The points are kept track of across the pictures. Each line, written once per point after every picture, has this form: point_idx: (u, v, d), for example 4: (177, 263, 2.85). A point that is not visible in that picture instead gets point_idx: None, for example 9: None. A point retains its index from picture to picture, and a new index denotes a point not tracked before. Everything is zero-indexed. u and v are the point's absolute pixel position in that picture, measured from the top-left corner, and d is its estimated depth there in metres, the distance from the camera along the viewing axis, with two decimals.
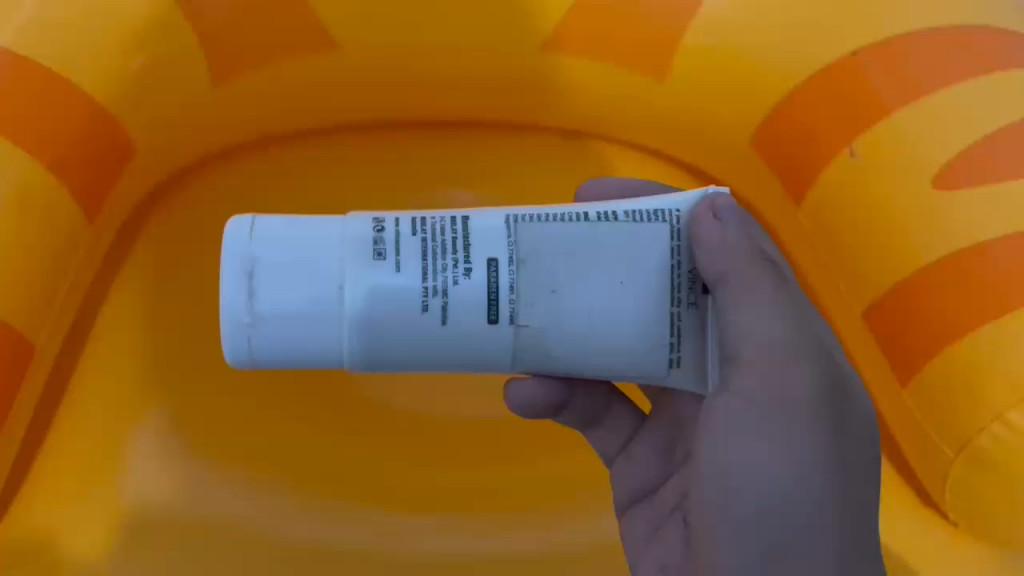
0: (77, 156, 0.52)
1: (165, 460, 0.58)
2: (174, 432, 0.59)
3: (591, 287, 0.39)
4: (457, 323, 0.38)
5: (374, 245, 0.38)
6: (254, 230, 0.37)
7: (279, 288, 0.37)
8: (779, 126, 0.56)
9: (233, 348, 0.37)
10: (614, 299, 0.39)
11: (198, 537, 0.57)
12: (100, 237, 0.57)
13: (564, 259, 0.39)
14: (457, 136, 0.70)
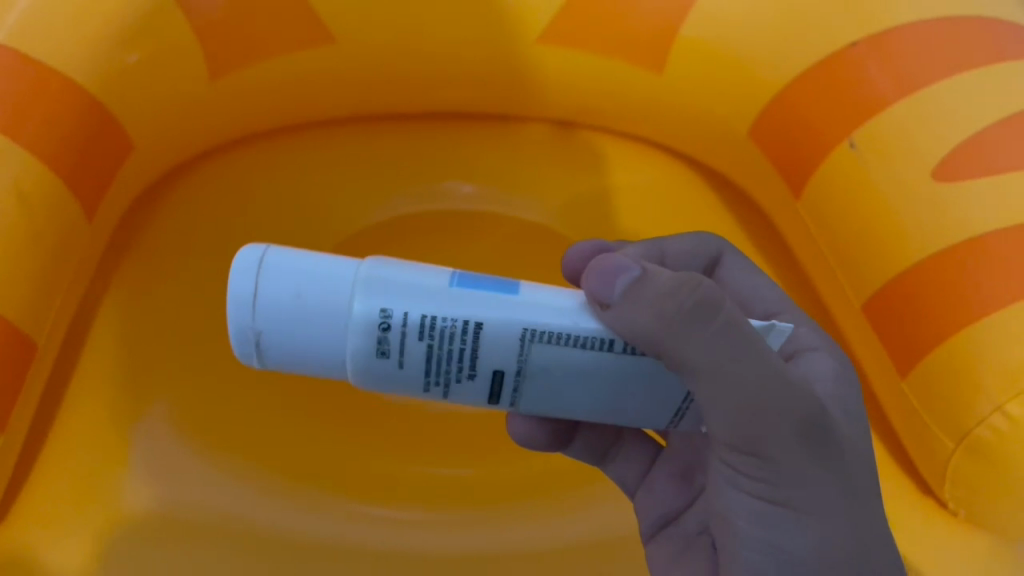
0: (76, 151, 0.52)
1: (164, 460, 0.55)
2: (172, 428, 0.56)
3: (597, 391, 0.37)
4: (458, 397, 0.37)
5: (379, 343, 0.35)
6: (260, 285, 0.34)
7: (288, 354, 0.35)
8: (778, 118, 0.57)
9: (243, 349, 0.35)
10: (620, 399, 0.37)
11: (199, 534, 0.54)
12: (99, 230, 0.56)
13: (572, 377, 0.36)
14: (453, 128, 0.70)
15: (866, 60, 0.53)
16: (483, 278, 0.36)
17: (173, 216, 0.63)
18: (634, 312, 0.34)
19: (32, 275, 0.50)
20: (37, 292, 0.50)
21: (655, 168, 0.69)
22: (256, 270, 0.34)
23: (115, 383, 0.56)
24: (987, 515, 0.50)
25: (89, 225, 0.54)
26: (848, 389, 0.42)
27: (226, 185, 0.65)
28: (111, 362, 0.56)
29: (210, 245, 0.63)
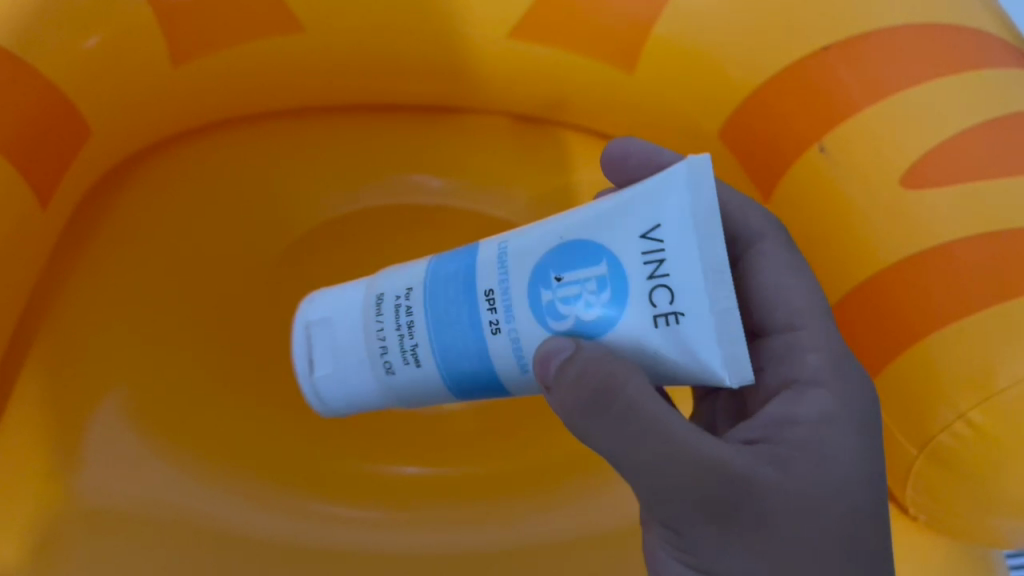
0: (31, 139, 0.50)
1: (117, 452, 0.54)
2: (127, 421, 0.55)
3: None
4: None
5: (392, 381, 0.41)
6: (312, 371, 0.44)
7: None
8: (748, 119, 0.57)
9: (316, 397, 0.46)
10: None
11: (154, 529, 0.53)
12: (53, 219, 0.54)
13: None
14: (421, 121, 0.69)
15: (837, 65, 0.53)
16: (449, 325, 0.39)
17: (132, 202, 0.61)
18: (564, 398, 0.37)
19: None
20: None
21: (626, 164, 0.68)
22: (307, 362, 0.44)
23: (67, 376, 0.54)
24: (942, 518, 0.51)
25: (43, 214, 0.52)
26: (837, 433, 0.42)
27: (188, 172, 0.63)
28: (64, 353, 0.54)
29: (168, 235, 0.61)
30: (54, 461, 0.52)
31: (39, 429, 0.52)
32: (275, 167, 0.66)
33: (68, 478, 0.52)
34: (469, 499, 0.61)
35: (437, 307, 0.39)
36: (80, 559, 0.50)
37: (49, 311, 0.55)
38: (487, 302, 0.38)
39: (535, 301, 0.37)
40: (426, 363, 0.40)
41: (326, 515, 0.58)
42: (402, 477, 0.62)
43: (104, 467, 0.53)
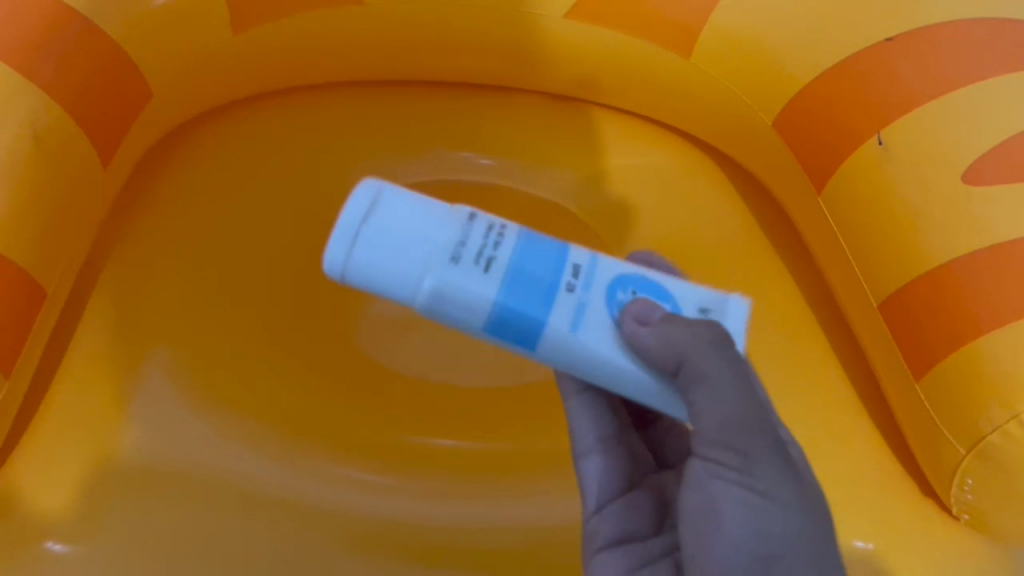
0: (96, 100, 0.51)
1: (166, 412, 0.55)
2: (174, 380, 0.56)
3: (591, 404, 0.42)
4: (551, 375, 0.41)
5: (471, 256, 0.35)
6: (375, 210, 0.35)
7: (382, 255, 0.35)
8: (803, 112, 0.56)
9: (332, 262, 0.35)
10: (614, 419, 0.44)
11: (200, 489, 0.54)
12: (116, 175, 0.55)
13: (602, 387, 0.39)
14: (474, 96, 0.70)
15: (900, 58, 0.53)
16: (535, 248, 0.36)
17: (190, 166, 0.62)
18: (653, 342, 0.35)
19: (46, 216, 0.48)
20: (52, 234, 0.49)
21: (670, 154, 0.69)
22: (360, 224, 0.35)
23: (124, 329, 0.55)
24: (989, 520, 0.50)
25: (105, 173, 0.53)
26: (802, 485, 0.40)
27: (243, 139, 0.65)
28: (122, 307, 0.55)
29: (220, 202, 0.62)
30: (109, 411, 0.53)
31: (95, 380, 0.53)
32: (328, 138, 0.68)
33: (119, 428, 0.53)
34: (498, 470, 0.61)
35: (530, 243, 0.37)
36: (127, 512, 0.51)
37: (108, 266, 0.56)
38: (572, 272, 0.36)
39: (609, 298, 0.37)
40: (494, 272, 0.35)
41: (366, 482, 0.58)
42: (434, 444, 0.62)
43: (156, 420, 0.54)
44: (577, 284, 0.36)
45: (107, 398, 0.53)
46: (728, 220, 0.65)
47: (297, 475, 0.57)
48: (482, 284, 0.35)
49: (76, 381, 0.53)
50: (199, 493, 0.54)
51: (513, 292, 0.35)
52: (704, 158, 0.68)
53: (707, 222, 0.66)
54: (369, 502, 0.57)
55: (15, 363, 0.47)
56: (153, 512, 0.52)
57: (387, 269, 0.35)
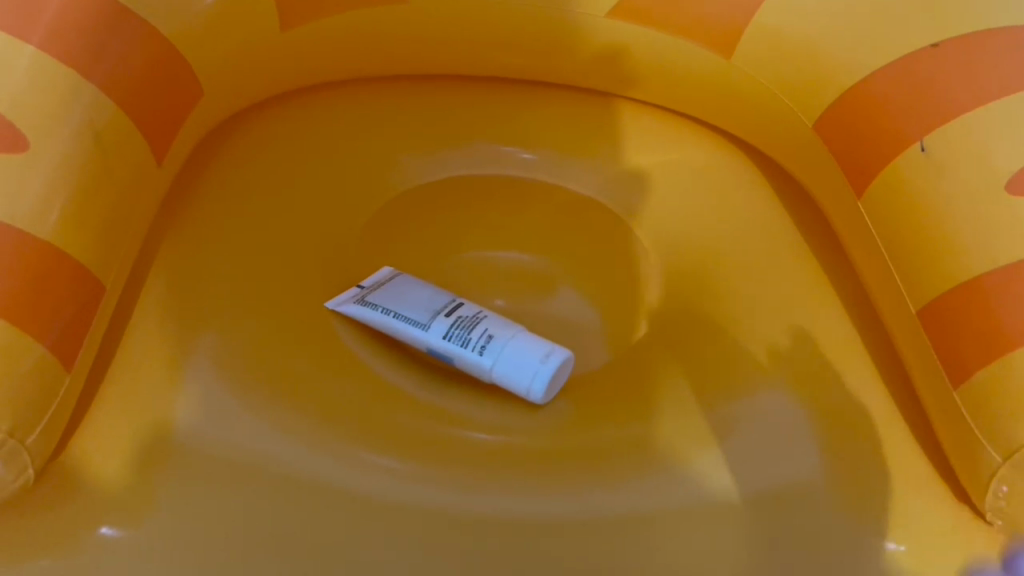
0: (151, 97, 0.52)
1: (213, 387, 0.53)
2: (222, 359, 0.54)
3: (516, 359, 0.56)
4: (481, 360, 0.57)
5: (403, 304, 0.60)
6: (354, 298, 0.61)
7: (385, 298, 0.61)
8: (845, 114, 0.57)
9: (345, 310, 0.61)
10: (526, 360, 0.56)
11: (241, 488, 0.51)
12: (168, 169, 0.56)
13: (512, 341, 0.57)
14: (515, 94, 0.74)
15: (947, 62, 0.52)
16: (442, 296, 0.62)
17: (235, 156, 0.63)
18: (467, 308, 0.60)
19: (108, 207, 0.50)
20: (112, 229, 0.50)
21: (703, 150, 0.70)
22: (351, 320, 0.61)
23: (176, 314, 0.54)
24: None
25: (159, 169, 0.54)
26: None
27: (288, 131, 0.66)
28: (176, 293, 0.55)
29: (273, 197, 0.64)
30: (161, 396, 0.52)
31: (150, 364, 0.52)
32: (368, 132, 0.69)
33: (171, 402, 0.52)
34: (543, 493, 0.53)
35: (437, 293, 0.62)
36: (175, 499, 0.50)
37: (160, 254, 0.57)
38: (452, 306, 0.61)
39: (469, 312, 0.60)
40: (433, 317, 0.59)
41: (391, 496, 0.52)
42: (474, 432, 0.56)
43: (205, 406, 0.52)
44: (448, 315, 0.59)
45: (160, 384, 0.52)
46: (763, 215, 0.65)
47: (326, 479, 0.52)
48: (418, 317, 0.59)
49: (131, 364, 0.52)
50: (240, 489, 0.51)
51: (437, 323, 0.59)
52: (741, 153, 0.69)
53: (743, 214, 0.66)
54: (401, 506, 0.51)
55: (76, 356, 0.47)
56: (199, 509, 0.50)
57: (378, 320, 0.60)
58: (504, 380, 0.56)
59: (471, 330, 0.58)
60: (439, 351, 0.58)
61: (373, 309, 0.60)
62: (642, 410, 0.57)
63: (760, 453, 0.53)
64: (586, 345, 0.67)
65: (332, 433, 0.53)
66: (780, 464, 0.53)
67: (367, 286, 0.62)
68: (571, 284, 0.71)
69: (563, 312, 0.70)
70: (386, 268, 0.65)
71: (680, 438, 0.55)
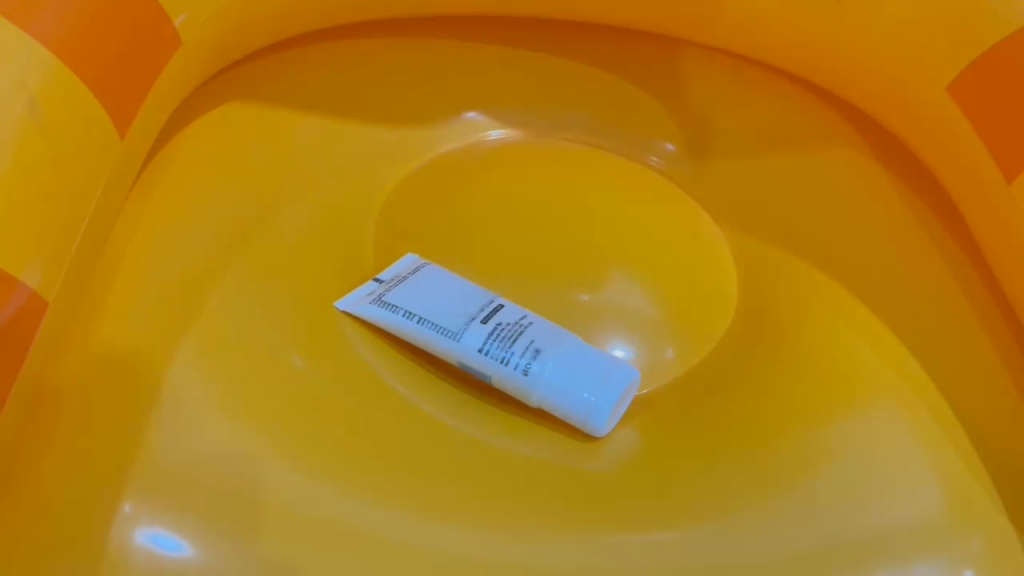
0: (110, 51, 0.44)
1: (214, 391, 0.45)
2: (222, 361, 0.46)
3: (570, 384, 0.46)
4: (526, 383, 0.46)
5: (430, 305, 0.50)
6: (370, 297, 0.51)
7: (406, 298, 0.50)
8: (996, 81, 0.48)
9: (358, 308, 0.51)
10: (582, 385, 0.46)
11: (243, 512, 0.42)
12: (139, 146, 0.48)
13: (567, 361, 0.46)
14: (589, 43, 0.65)
15: None
16: (479, 293, 0.51)
17: (228, 133, 0.55)
18: (509, 312, 0.49)
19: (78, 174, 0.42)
20: (68, 218, 0.42)
21: (778, 116, 0.62)
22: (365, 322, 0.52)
23: (167, 313, 0.46)
24: None
25: (122, 143, 0.45)
26: None
27: (294, 105, 0.59)
28: (158, 293, 0.46)
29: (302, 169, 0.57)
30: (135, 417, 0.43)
31: (122, 380, 0.43)
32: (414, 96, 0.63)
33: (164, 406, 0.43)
34: (611, 532, 0.44)
35: (472, 289, 0.51)
36: (160, 521, 0.40)
37: (135, 247, 0.47)
38: (491, 307, 0.50)
39: (512, 318, 0.49)
40: (468, 323, 0.48)
41: (428, 530, 0.43)
42: (524, 453, 0.48)
43: (195, 427, 0.44)
44: (488, 321, 0.49)
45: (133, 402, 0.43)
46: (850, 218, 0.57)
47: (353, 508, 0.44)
48: (450, 322, 0.49)
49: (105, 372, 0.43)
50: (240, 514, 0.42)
51: (473, 330, 0.48)
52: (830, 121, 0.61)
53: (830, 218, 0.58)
54: (440, 544, 0.43)
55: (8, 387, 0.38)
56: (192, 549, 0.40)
57: (399, 324, 0.50)
58: (554, 405, 0.46)
59: (517, 342, 0.47)
60: (473, 367, 0.48)
61: (393, 311, 0.50)
62: (718, 434, 0.49)
63: (861, 494, 0.45)
64: (649, 341, 0.55)
65: (357, 456, 0.46)
66: (880, 506, 0.45)
67: (387, 280, 0.52)
68: (633, 266, 0.58)
69: (620, 297, 0.56)
70: (409, 255, 0.54)
71: (766, 467, 0.47)
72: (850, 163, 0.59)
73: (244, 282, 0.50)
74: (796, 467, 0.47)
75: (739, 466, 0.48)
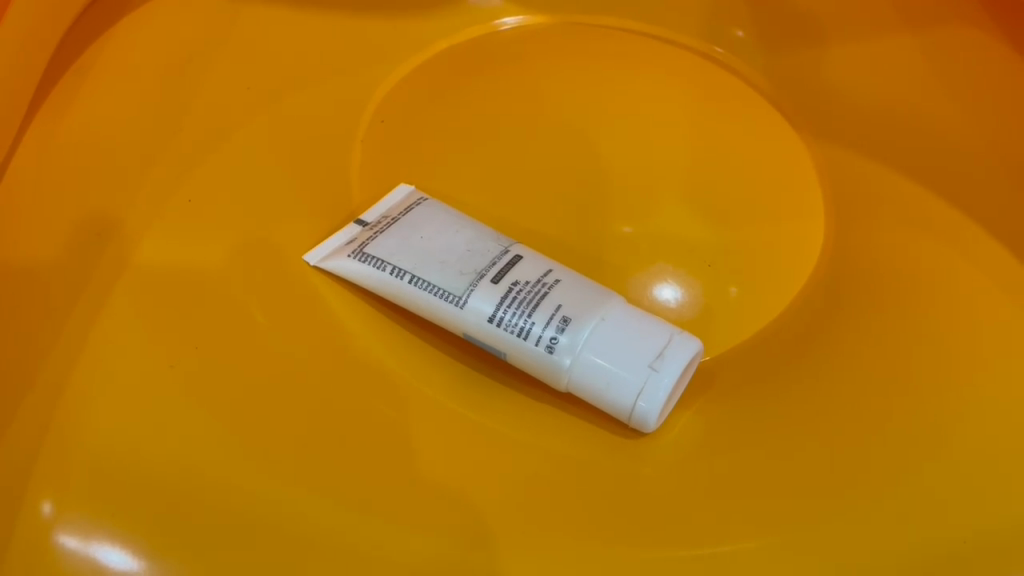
0: None
1: (153, 374, 0.36)
2: (165, 336, 0.37)
3: (610, 368, 0.35)
4: (555, 366, 0.36)
5: (427, 260, 0.39)
6: (350, 247, 0.40)
7: (396, 249, 0.39)
8: None
9: (336, 262, 0.40)
10: (628, 370, 0.35)
11: (186, 521, 0.33)
12: (22, 74, 0.41)
13: (608, 338, 0.35)
14: None
15: None
16: (490, 242, 0.39)
17: (177, 39, 0.45)
18: (530, 268, 0.38)
19: None
20: None
21: None
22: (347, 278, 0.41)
23: (93, 276, 0.38)
24: None
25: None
26: None
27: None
28: (69, 243, 0.38)
29: (279, 83, 0.46)
30: (45, 403, 0.35)
31: (27, 356, 0.35)
32: None
33: (89, 395, 0.35)
34: (655, 551, 0.34)
35: (482, 237, 0.40)
36: (84, 536, 0.32)
37: (47, 188, 0.39)
38: (506, 260, 0.38)
39: (534, 275, 0.38)
40: (477, 284, 0.37)
41: (414, 548, 0.33)
42: (550, 449, 0.38)
43: (129, 417, 0.35)
44: (502, 279, 0.37)
45: (39, 382, 0.35)
46: (973, 125, 0.44)
47: (316, 520, 0.34)
48: (453, 282, 0.38)
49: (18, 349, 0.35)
50: (180, 526, 0.33)
51: (481, 293, 0.37)
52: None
53: (946, 123, 0.45)
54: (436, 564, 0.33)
55: None
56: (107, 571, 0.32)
57: (386, 285, 0.39)
58: (591, 393, 0.36)
59: (540, 310, 0.36)
60: (485, 341, 0.37)
61: (379, 267, 0.39)
62: (805, 411, 0.38)
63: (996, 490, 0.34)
64: (707, 291, 0.44)
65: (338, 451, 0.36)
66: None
67: (372, 222, 0.41)
68: (683, 193, 0.46)
69: (670, 236, 0.45)
70: (402, 186, 0.43)
71: (868, 451, 0.36)
72: (970, 55, 0.46)
73: (190, 228, 0.40)
74: (908, 450, 0.36)
75: (830, 451, 0.37)
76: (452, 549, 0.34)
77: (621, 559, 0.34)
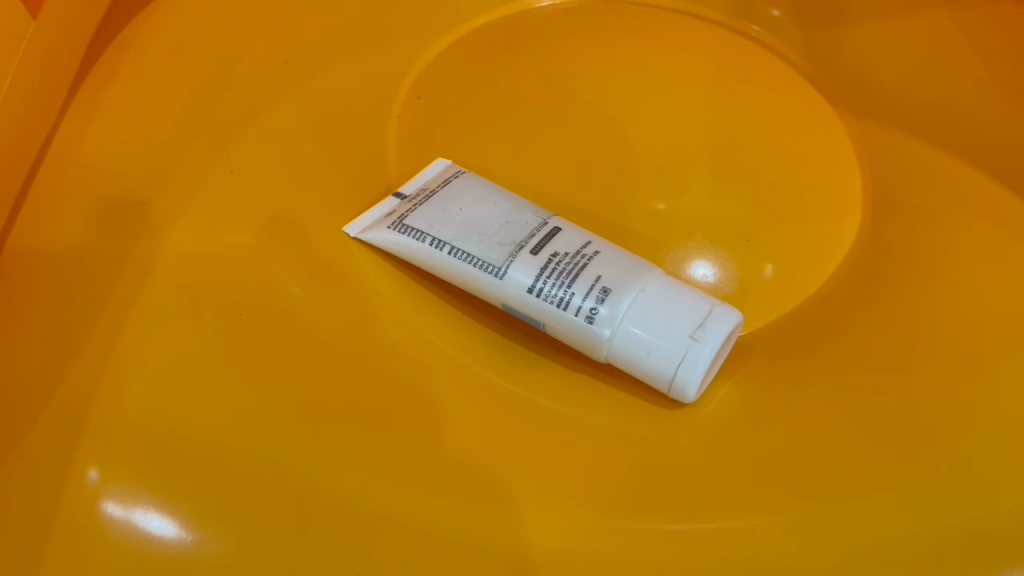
0: None
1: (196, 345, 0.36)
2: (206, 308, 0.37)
3: (651, 338, 0.35)
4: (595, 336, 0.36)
5: (466, 231, 0.39)
6: (390, 219, 0.41)
7: (435, 221, 0.40)
8: None
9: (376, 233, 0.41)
10: (669, 340, 0.35)
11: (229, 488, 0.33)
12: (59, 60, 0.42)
13: (648, 308, 0.35)
14: None
15: None
16: (528, 214, 0.40)
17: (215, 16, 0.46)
18: (570, 238, 0.38)
19: None
20: None
21: None
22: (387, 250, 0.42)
23: (136, 250, 0.38)
24: None
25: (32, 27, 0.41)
26: None
27: None
28: (112, 214, 0.39)
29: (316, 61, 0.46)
30: (90, 372, 0.35)
31: (73, 323, 0.36)
32: None
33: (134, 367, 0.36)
34: (692, 523, 0.34)
35: (521, 208, 0.40)
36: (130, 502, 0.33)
37: (92, 164, 0.40)
38: (545, 231, 0.39)
39: (574, 246, 0.38)
40: (516, 255, 0.37)
41: (451, 517, 0.34)
42: (586, 420, 0.38)
43: (173, 383, 0.35)
44: (542, 250, 0.37)
45: (83, 354, 0.35)
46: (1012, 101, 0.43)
47: (355, 488, 0.34)
48: (491, 253, 0.38)
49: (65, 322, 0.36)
50: (222, 493, 0.33)
51: (520, 263, 0.37)
52: None
53: (988, 99, 0.44)
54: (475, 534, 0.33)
55: None
56: (152, 535, 0.32)
57: (426, 255, 0.39)
58: (631, 363, 0.36)
59: (580, 280, 0.36)
60: (524, 311, 0.37)
61: (418, 239, 0.39)
62: (841, 385, 0.38)
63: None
64: (743, 267, 0.44)
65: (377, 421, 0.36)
66: None
67: (410, 195, 0.42)
68: (719, 169, 0.46)
69: (707, 212, 0.45)
70: (439, 160, 0.44)
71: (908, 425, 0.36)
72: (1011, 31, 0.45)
73: (229, 203, 0.40)
74: (949, 425, 0.35)
75: (868, 424, 0.36)
76: (489, 517, 0.34)
77: (658, 530, 0.34)
